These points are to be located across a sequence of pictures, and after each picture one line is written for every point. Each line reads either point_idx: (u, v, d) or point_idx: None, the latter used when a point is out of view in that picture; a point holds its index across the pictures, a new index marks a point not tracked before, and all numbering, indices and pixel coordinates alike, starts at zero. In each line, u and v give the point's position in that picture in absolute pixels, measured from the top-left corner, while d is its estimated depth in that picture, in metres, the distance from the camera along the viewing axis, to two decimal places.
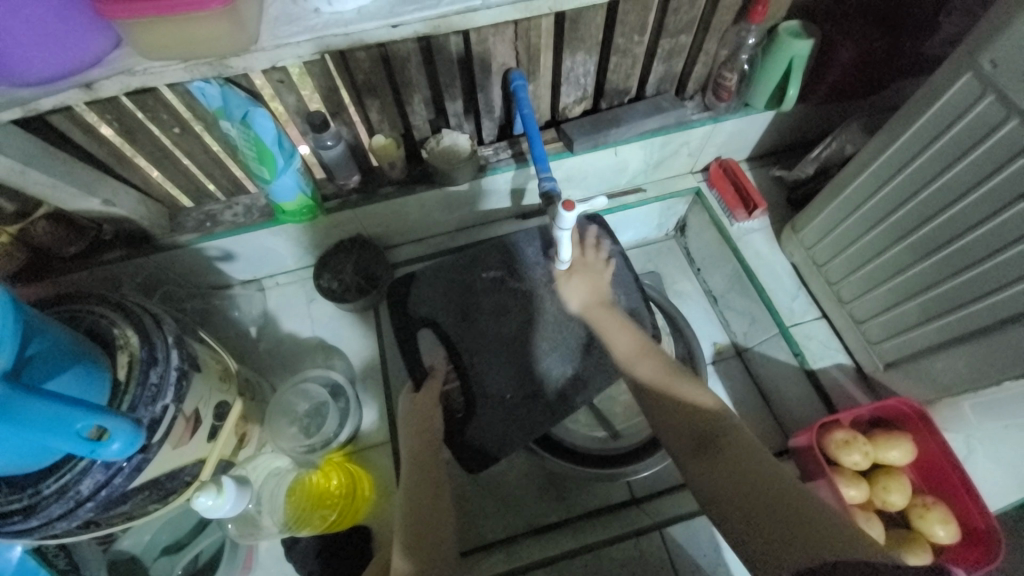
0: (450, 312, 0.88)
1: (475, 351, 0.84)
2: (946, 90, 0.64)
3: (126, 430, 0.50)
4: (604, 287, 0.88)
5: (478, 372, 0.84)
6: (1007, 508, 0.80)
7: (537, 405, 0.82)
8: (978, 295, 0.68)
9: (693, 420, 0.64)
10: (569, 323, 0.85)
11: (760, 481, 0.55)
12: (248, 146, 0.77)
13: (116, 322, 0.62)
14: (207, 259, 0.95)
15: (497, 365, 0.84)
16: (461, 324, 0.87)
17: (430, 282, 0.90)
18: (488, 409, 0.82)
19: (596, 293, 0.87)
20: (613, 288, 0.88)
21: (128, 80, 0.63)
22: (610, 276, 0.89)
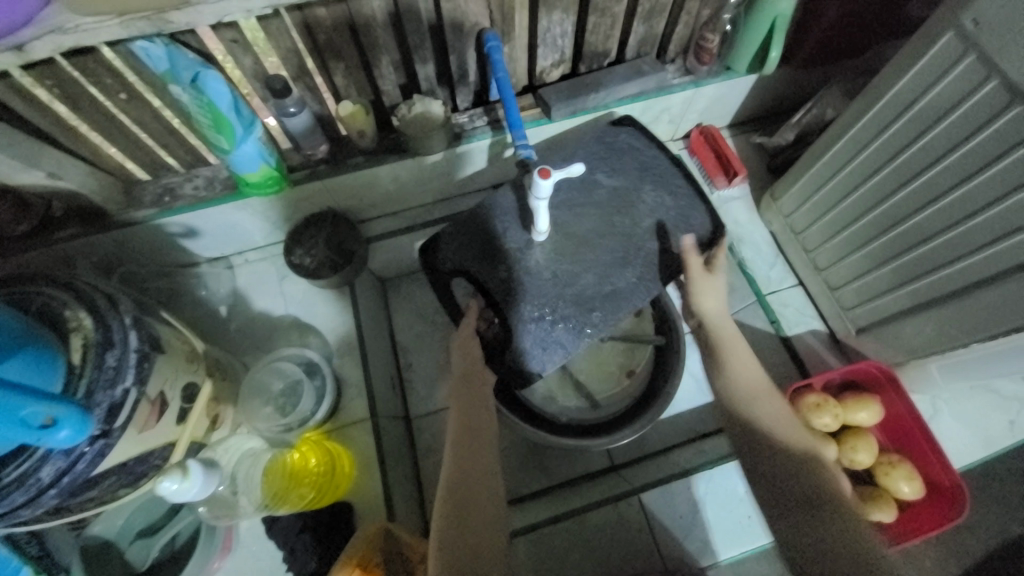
0: (473, 251, 0.77)
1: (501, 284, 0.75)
2: (928, 50, 0.62)
3: (76, 416, 0.48)
4: (644, 194, 0.80)
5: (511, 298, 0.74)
6: (966, 464, 0.84)
7: (591, 320, 0.72)
8: (947, 259, 0.69)
9: (797, 464, 0.59)
10: (611, 235, 0.77)
11: (851, 546, 0.50)
12: (202, 113, 0.72)
13: (67, 304, 0.58)
14: (169, 235, 0.90)
15: (530, 295, 0.73)
16: (488, 257, 0.76)
17: (456, 232, 0.80)
18: (527, 328, 0.72)
19: (636, 199, 0.79)
20: (654, 193, 0.80)
21: (63, 40, 0.57)
22: (651, 177, 0.81)
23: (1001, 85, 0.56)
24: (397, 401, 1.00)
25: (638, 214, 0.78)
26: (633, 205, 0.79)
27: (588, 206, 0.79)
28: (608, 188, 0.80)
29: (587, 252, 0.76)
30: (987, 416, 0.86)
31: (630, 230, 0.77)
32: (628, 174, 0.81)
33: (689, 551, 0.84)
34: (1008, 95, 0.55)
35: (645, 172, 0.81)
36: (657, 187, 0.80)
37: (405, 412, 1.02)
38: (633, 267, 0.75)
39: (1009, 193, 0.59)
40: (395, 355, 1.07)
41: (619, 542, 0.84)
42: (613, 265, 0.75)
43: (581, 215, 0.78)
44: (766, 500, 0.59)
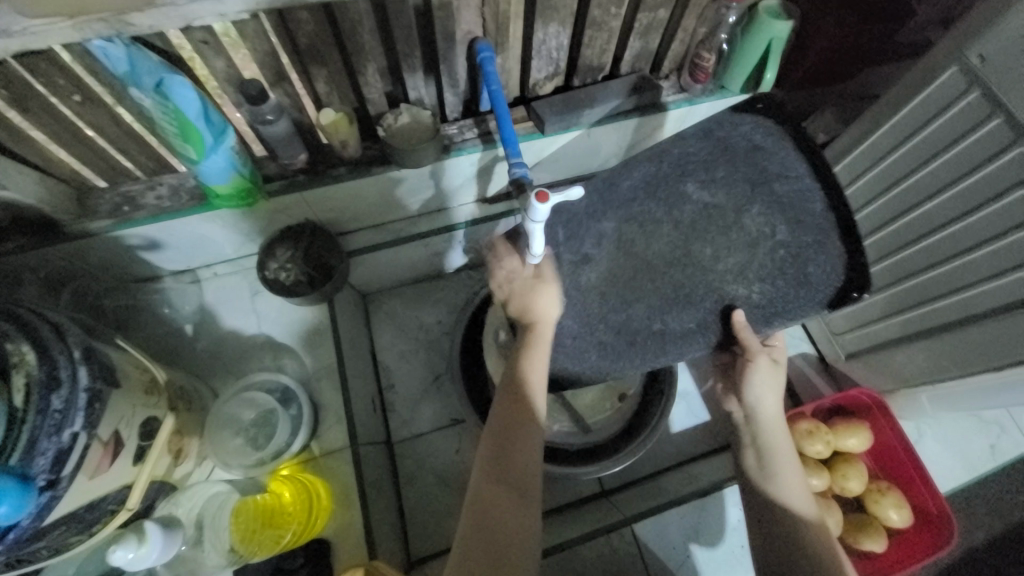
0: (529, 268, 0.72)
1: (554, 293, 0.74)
2: (930, 83, 0.62)
3: (15, 492, 0.43)
4: (748, 216, 0.72)
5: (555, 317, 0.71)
6: (950, 488, 0.86)
7: (626, 359, 0.68)
8: (945, 290, 0.68)
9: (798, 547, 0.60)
10: (680, 266, 0.71)
11: None
12: (168, 121, 0.66)
13: (6, 334, 0.51)
14: (129, 248, 0.83)
15: (580, 318, 0.70)
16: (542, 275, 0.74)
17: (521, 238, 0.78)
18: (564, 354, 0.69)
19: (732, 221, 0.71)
20: (759, 217, 0.71)
21: (6, 43, 0.51)
22: (761, 195, 0.72)
23: (1005, 122, 0.56)
24: (379, 425, 0.96)
25: (724, 242, 0.71)
26: (727, 228, 0.72)
27: (666, 222, 0.73)
28: (697, 203, 0.73)
29: (644, 282, 0.71)
30: (969, 440, 0.87)
31: (709, 261, 0.70)
32: (732, 190, 0.73)
33: None
34: (1011, 133, 0.55)
35: (757, 188, 0.72)
36: (769, 209, 0.72)
37: (387, 436, 0.97)
38: (693, 309, 0.69)
39: (1009, 230, 0.59)
40: (377, 375, 1.02)
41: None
42: (673, 303, 0.69)
43: (653, 234, 0.73)
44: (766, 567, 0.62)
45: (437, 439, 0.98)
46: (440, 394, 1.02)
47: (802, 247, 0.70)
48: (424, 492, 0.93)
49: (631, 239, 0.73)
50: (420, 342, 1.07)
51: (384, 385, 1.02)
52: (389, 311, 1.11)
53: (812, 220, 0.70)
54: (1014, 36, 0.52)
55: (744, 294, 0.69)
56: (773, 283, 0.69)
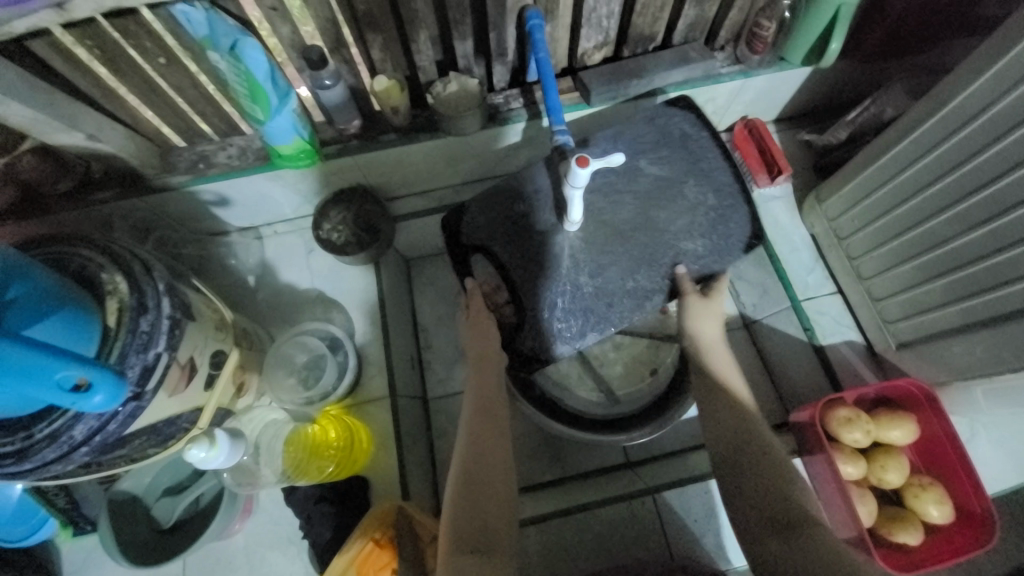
0: (501, 232, 0.76)
1: (523, 265, 0.74)
2: (1011, 49, 0.57)
3: (112, 383, 0.49)
4: (688, 187, 0.76)
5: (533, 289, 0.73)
6: (1001, 492, 0.81)
7: (608, 316, 0.72)
8: (1016, 276, 0.63)
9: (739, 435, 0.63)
10: (642, 232, 0.74)
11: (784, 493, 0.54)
12: (239, 82, 0.72)
13: (103, 266, 0.59)
14: (202, 203, 0.91)
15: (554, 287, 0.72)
16: (516, 244, 0.75)
17: (500, 197, 0.78)
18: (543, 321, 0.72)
19: (677, 193, 0.76)
20: (698, 187, 0.76)
21: (103, 1, 0.61)
22: (697, 172, 0.76)
23: None
24: (416, 382, 1.01)
25: (674, 209, 0.75)
26: (675, 198, 0.75)
27: (626, 193, 0.76)
28: (650, 176, 0.77)
29: (614, 245, 0.74)
30: None
31: (663, 224, 0.74)
32: (675, 165, 0.77)
33: (701, 556, 0.83)
34: None
35: (693, 165, 0.77)
36: (700, 180, 0.76)
37: (423, 393, 1.02)
38: (658, 268, 0.73)
39: None
40: (416, 336, 1.07)
41: (631, 542, 0.84)
42: (638, 265, 0.73)
43: (617, 204, 0.75)
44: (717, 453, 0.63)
45: None
46: None
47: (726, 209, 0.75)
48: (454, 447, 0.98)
49: (598, 210, 0.75)
50: None
51: (422, 345, 1.07)
52: (430, 276, 1.12)
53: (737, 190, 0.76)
54: None
55: (693, 249, 0.74)
56: (712, 241, 0.74)
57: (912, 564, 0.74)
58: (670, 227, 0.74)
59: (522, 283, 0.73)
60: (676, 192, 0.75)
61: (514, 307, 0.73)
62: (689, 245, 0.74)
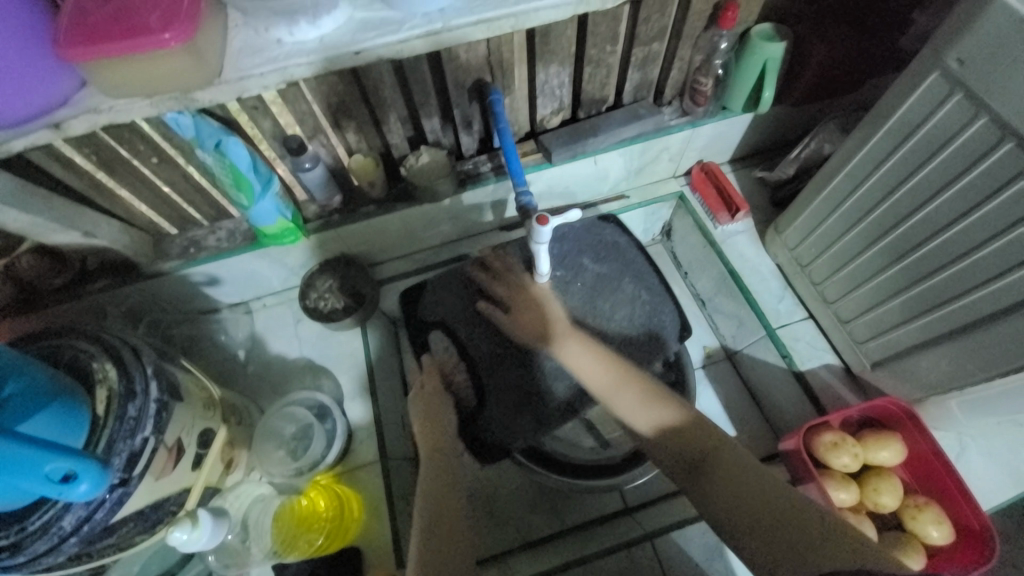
0: (457, 313, 0.89)
1: (485, 348, 0.86)
2: (915, 89, 0.64)
3: (95, 470, 0.51)
4: (626, 283, 0.90)
5: (489, 369, 0.84)
6: (1003, 503, 0.81)
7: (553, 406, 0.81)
8: (963, 289, 0.67)
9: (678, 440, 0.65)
10: (586, 324, 0.86)
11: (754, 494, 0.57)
12: (225, 174, 0.79)
13: (94, 356, 0.62)
14: (193, 284, 0.96)
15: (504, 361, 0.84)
16: (474, 328, 0.87)
17: (444, 287, 0.93)
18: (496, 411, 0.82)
19: (617, 287, 0.90)
20: (633, 284, 0.90)
21: (97, 119, 0.62)
22: (631, 273, 0.91)
23: (991, 122, 0.57)
24: None
25: (616, 300, 0.88)
26: (614, 292, 0.89)
27: (575, 284, 0.89)
28: (593, 273, 0.90)
29: (564, 330, 0.85)
30: (1018, 453, 0.83)
31: (608, 314, 0.87)
32: (611, 266, 0.91)
33: None
34: (998, 132, 0.57)
35: (627, 266, 0.91)
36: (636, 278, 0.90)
37: None
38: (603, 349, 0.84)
39: (1015, 224, 0.58)
40: None
41: None
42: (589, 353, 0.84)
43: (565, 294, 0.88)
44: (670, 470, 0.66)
45: None
46: None
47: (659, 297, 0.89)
48: None
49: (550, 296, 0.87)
50: None
51: None
52: None
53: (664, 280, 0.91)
54: (989, 39, 0.54)
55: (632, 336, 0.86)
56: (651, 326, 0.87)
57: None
58: (616, 315, 0.87)
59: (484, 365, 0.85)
60: (614, 289, 0.89)
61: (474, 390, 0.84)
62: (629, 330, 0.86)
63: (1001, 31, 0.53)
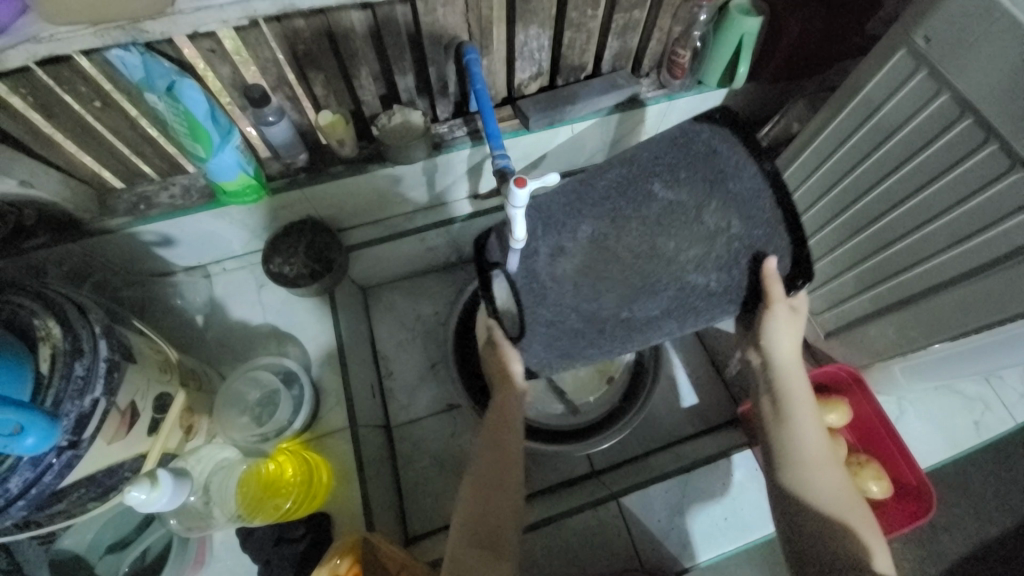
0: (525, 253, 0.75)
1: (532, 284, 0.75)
2: (883, 66, 0.67)
3: (42, 423, 0.48)
4: (707, 213, 0.75)
5: (533, 300, 0.74)
6: (932, 461, 0.89)
7: (597, 342, 0.73)
8: (911, 262, 0.72)
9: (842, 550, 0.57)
10: (648, 260, 0.75)
11: None
12: (179, 121, 0.73)
13: (35, 313, 0.57)
14: (145, 244, 0.89)
15: (550, 304, 0.73)
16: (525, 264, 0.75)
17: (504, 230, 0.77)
18: (540, 335, 0.73)
19: (692, 218, 0.76)
20: (718, 212, 0.75)
21: (36, 49, 0.57)
22: (718, 196, 0.76)
23: (950, 99, 0.60)
24: (378, 410, 1.01)
25: (685, 236, 0.75)
26: (689, 224, 0.75)
27: (634, 219, 0.76)
28: (664, 201, 0.77)
29: (611, 269, 0.75)
30: (946, 415, 0.91)
31: (672, 253, 0.75)
32: (692, 188, 0.76)
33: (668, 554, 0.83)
34: (958, 108, 0.60)
35: (714, 188, 0.76)
36: (724, 206, 0.75)
37: (386, 421, 1.02)
38: (659, 297, 0.73)
39: (965, 198, 0.62)
40: (376, 364, 1.08)
41: (601, 549, 0.81)
42: (638, 295, 0.74)
43: (623, 229, 0.76)
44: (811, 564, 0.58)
45: (432, 423, 1.02)
46: (435, 380, 1.07)
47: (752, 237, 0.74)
48: (421, 471, 0.98)
49: (604, 235, 0.76)
50: (417, 332, 1.12)
51: (382, 372, 1.07)
52: (388, 303, 1.16)
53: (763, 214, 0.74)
54: (956, 16, 0.56)
55: (703, 284, 0.73)
56: (728, 273, 0.74)
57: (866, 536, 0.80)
58: (681, 254, 0.75)
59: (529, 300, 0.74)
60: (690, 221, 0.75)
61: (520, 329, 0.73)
62: (700, 277, 0.73)
63: (967, 9, 0.55)
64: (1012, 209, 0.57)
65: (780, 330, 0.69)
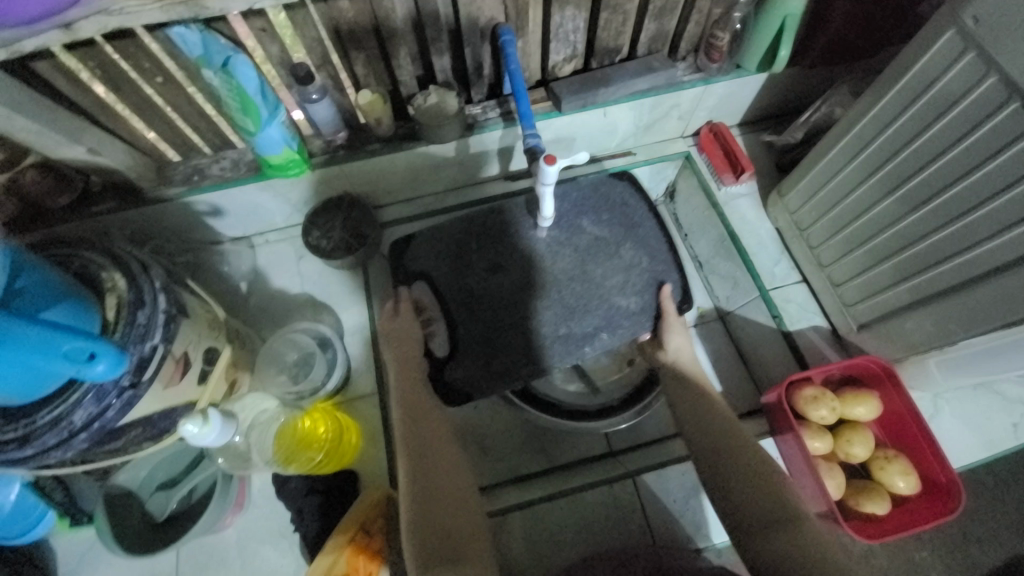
0: (444, 267, 0.90)
1: (468, 302, 0.88)
2: (929, 47, 0.64)
3: (112, 353, 0.53)
4: (623, 248, 0.91)
5: (467, 319, 0.87)
6: (967, 462, 0.86)
7: (576, 341, 0.85)
8: (953, 251, 0.69)
9: (748, 485, 0.62)
10: (580, 282, 0.88)
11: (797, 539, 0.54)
12: (232, 97, 0.78)
13: (104, 267, 0.63)
14: (197, 214, 0.96)
15: (479, 321, 0.86)
16: (456, 286, 0.89)
17: (427, 240, 0.93)
18: (472, 350, 0.85)
19: (615, 251, 0.90)
20: (632, 250, 0.91)
21: (107, 21, 0.62)
22: (632, 237, 0.92)
23: (999, 81, 0.57)
24: None
25: (610, 266, 0.89)
26: (610, 256, 0.90)
27: (568, 245, 0.90)
28: (591, 234, 0.91)
29: (552, 291, 0.87)
30: (985, 416, 0.88)
31: (600, 279, 0.88)
32: (614, 228, 0.92)
33: (683, 535, 0.84)
34: (1006, 91, 0.57)
35: (629, 231, 0.92)
36: (636, 246, 0.91)
37: None
38: (592, 315, 0.86)
39: (1011, 183, 0.60)
40: None
41: (614, 523, 0.84)
42: (573, 312, 0.86)
43: (558, 254, 0.90)
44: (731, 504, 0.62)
45: None
46: None
47: (661, 270, 0.90)
48: None
49: (540, 257, 0.89)
50: None
51: None
52: None
53: (665, 255, 0.91)
54: None
55: (626, 305, 0.87)
56: (643, 296, 0.88)
57: (892, 527, 0.78)
58: (607, 280, 0.88)
59: (462, 315, 0.87)
60: (613, 252, 0.90)
61: (448, 339, 0.86)
62: (622, 299, 0.87)
63: None
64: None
65: (674, 337, 0.85)
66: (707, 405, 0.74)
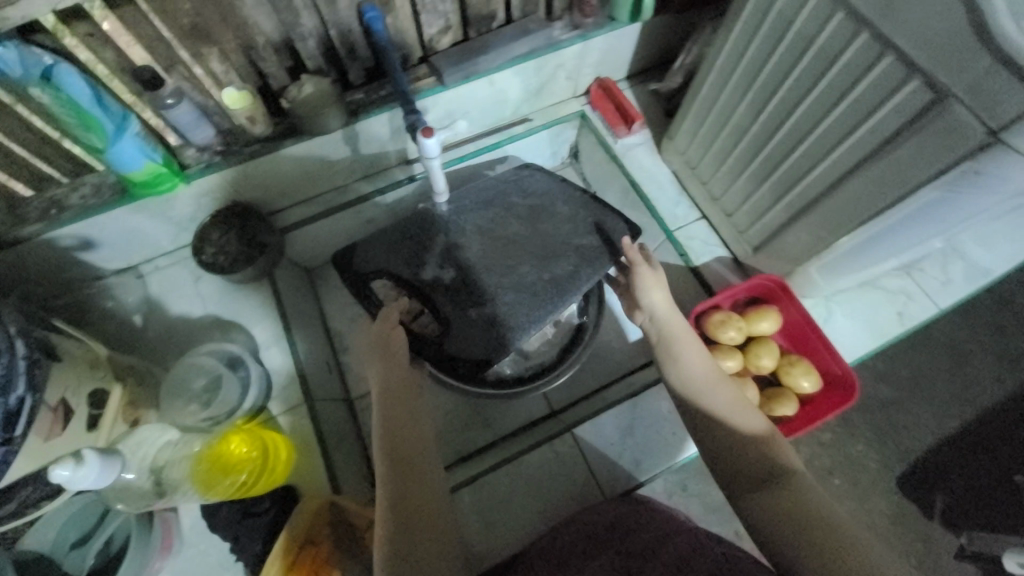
0: (399, 260, 0.93)
1: (442, 275, 0.90)
2: None
3: None
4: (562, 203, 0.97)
5: (449, 296, 0.89)
6: (859, 355, 0.96)
7: (557, 288, 0.89)
8: (813, 163, 0.75)
9: (749, 456, 0.61)
10: (535, 237, 0.94)
11: (810, 523, 0.52)
12: (67, 114, 0.71)
13: None
14: (64, 250, 0.87)
15: (456, 290, 0.89)
16: (416, 271, 0.92)
17: (370, 244, 0.95)
18: (460, 320, 0.87)
19: (552, 209, 0.97)
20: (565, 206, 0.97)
21: None
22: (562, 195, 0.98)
23: None
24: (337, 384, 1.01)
25: (556, 220, 0.96)
26: (552, 213, 0.96)
27: (510, 214, 0.97)
28: (525, 204, 0.98)
29: (517, 251, 0.93)
30: (870, 311, 0.97)
31: (553, 231, 0.94)
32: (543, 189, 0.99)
33: (624, 472, 0.87)
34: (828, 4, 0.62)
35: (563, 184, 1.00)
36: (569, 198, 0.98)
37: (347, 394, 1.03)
38: (565, 257, 0.91)
39: (849, 89, 0.65)
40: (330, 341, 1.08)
41: (557, 476, 0.86)
42: (546, 259, 0.92)
43: (499, 224, 0.96)
44: (732, 479, 0.61)
45: None
46: None
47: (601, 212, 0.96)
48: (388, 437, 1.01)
49: (488, 228, 0.95)
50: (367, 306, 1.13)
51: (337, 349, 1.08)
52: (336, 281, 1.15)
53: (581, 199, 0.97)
54: None
55: (587, 243, 0.93)
56: (601, 233, 0.93)
57: (788, 428, 0.88)
58: (558, 231, 0.94)
59: (440, 292, 0.89)
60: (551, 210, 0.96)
61: (433, 317, 0.88)
62: (582, 239, 0.93)
63: None
64: (894, 83, 0.60)
65: (647, 287, 0.81)
66: (690, 366, 0.72)
